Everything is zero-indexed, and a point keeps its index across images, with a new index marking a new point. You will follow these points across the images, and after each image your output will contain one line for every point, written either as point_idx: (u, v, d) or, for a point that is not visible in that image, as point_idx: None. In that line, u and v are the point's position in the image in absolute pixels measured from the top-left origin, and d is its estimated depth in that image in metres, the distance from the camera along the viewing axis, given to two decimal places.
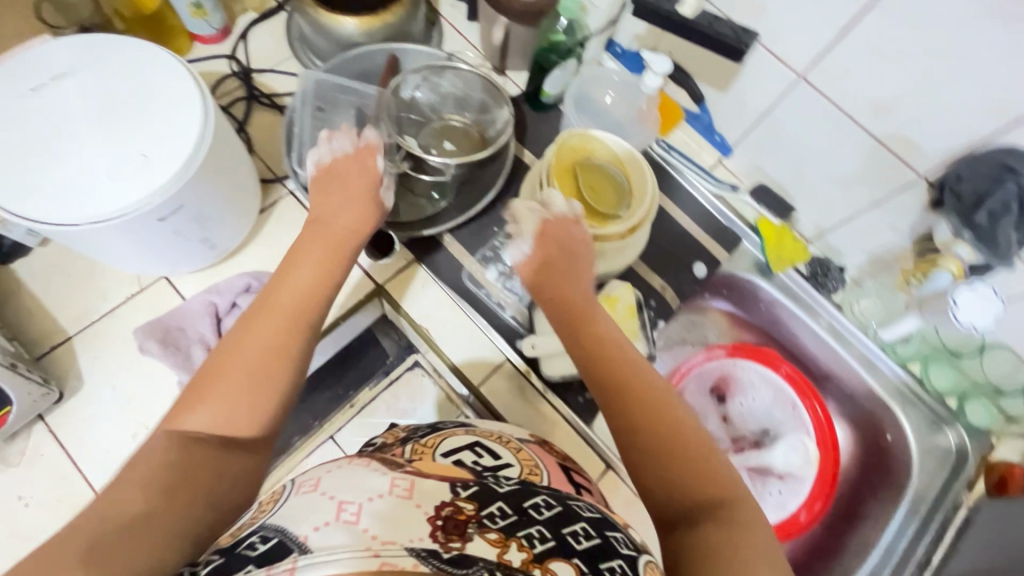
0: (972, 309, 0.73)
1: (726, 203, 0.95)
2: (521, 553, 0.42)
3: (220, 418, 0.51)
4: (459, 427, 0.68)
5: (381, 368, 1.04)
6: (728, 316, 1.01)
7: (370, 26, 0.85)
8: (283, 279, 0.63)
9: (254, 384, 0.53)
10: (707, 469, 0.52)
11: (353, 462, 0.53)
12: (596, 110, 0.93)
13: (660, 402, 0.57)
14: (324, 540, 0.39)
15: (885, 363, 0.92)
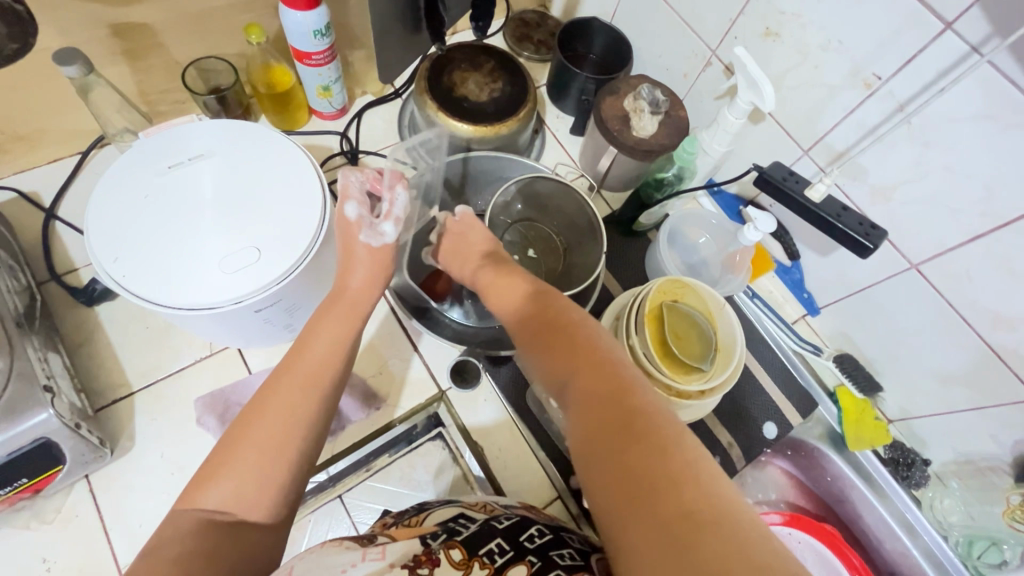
0: None
1: (807, 365, 0.92)
2: (483, 571, 0.50)
3: (233, 493, 0.49)
4: (447, 506, 0.66)
5: (403, 439, 0.81)
6: (788, 476, 0.95)
7: (481, 136, 0.86)
8: (302, 342, 0.58)
9: (264, 450, 0.50)
10: (619, 401, 0.47)
11: (323, 545, 0.54)
12: (687, 247, 0.92)
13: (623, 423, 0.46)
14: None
15: (959, 573, 0.84)
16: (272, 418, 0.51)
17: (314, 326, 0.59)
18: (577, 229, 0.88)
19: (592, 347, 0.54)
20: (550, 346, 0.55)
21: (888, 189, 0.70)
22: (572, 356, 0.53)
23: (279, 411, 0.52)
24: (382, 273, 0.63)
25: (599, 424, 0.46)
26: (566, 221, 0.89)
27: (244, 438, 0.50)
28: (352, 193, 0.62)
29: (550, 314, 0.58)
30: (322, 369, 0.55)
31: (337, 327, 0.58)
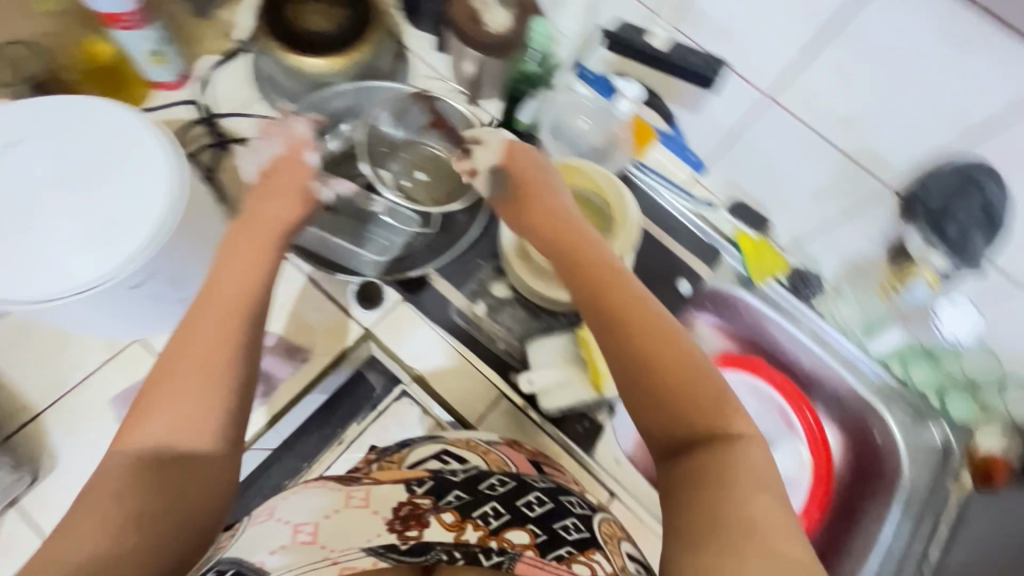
0: (952, 320, 0.79)
1: (705, 219, 0.98)
2: (477, 532, 0.52)
3: (171, 425, 0.51)
4: (429, 438, 0.73)
5: (368, 405, 0.81)
6: (716, 330, 1.01)
7: (334, 63, 0.83)
8: (215, 278, 0.58)
9: (190, 389, 0.52)
10: (709, 386, 0.55)
11: (308, 486, 0.58)
12: (571, 135, 0.92)
13: (683, 373, 0.54)
14: (285, 558, 0.48)
15: (864, 363, 0.96)
16: (193, 361, 0.53)
17: (226, 264, 0.59)
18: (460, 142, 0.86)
19: (683, 351, 0.56)
20: (636, 346, 0.56)
21: (728, 26, 0.73)
22: (659, 357, 0.55)
23: (196, 354, 0.53)
24: (288, 207, 0.64)
25: (670, 383, 0.54)
26: (449, 136, 0.87)
27: (171, 375, 0.53)
28: (307, 143, 0.70)
29: (631, 299, 0.58)
30: (233, 305, 0.56)
31: (245, 264, 0.59)
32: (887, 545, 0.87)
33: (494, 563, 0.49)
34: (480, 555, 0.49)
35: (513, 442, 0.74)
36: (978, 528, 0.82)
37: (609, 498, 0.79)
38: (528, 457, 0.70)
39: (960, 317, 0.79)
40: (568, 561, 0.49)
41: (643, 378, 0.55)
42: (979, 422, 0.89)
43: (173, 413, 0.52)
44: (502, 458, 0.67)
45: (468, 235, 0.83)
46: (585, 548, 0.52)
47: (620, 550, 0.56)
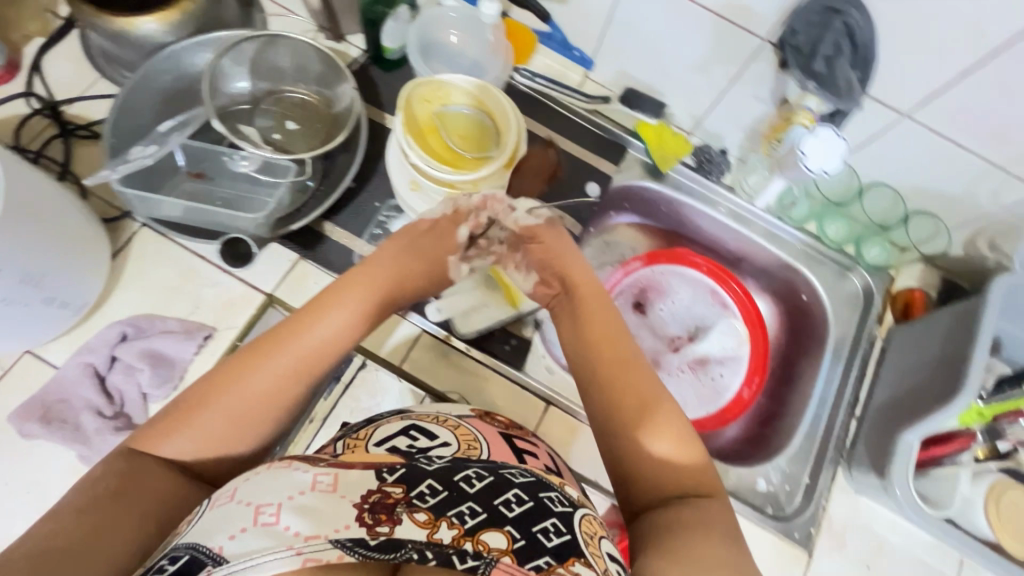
0: (818, 153, 0.71)
1: (603, 116, 0.95)
2: (453, 530, 0.43)
3: (196, 445, 0.50)
4: (396, 414, 0.62)
5: (328, 377, 0.76)
6: (636, 227, 1.01)
7: (170, 20, 0.76)
8: (293, 324, 0.55)
9: (240, 414, 0.51)
10: (691, 478, 0.54)
11: (274, 466, 0.47)
12: (444, 53, 0.89)
13: (658, 412, 0.56)
14: (241, 547, 0.39)
15: (784, 231, 0.93)
16: (249, 400, 0.51)
17: (336, 296, 0.58)
18: (323, 81, 0.82)
19: (673, 414, 0.57)
20: (633, 373, 0.59)
21: None
22: (647, 387, 0.58)
23: (256, 396, 0.51)
24: (392, 268, 0.63)
25: (644, 419, 0.56)
26: (310, 76, 0.82)
27: (212, 402, 0.50)
28: None
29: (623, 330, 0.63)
30: (320, 357, 0.54)
31: (342, 313, 0.57)
32: (822, 396, 0.87)
33: (467, 568, 0.40)
34: (452, 558, 0.40)
35: (486, 414, 0.66)
36: (904, 354, 0.83)
37: (545, 408, 0.80)
38: (499, 430, 0.62)
39: (826, 148, 0.71)
40: (545, 573, 0.40)
41: (621, 398, 0.58)
42: (898, 264, 0.91)
43: (198, 435, 0.50)
44: (473, 435, 0.59)
45: (349, 172, 0.79)
46: (566, 558, 0.41)
47: (599, 547, 0.44)
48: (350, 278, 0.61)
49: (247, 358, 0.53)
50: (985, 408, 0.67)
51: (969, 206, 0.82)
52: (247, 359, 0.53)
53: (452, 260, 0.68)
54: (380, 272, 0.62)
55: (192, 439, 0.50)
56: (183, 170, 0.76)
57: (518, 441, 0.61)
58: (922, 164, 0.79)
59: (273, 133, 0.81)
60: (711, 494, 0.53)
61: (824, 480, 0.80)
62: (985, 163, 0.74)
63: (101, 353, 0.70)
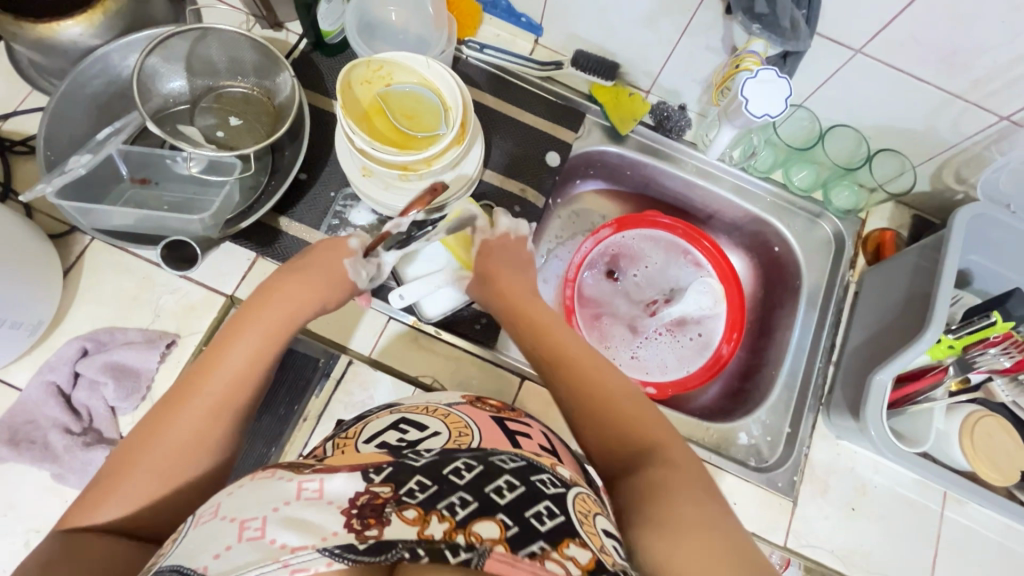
0: (760, 99, 0.70)
1: (557, 83, 0.93)
2: (444, 524, 0.40)
3: (132, 505, 0.47)
4: (385, 409, 0.60)
5: (319, 374, 0.76)
6: (604, 193, 1.00)
7: (96, 23, 0.72)
8: (208, 359, 0.54)
9: (171, 465, 0.48)
10: (651, 435, 0.53)
11: (258, 474, 0.44)
12: (387, 32, 0.86)
13: (604, 390, 0.57)
14: (229, 564, 0.36)
15: (750, 182, 0.91)
16: (170, 448, 0.49)
17: (248, 320, 0.57)
18: (261, 72, 0.79)
19: (615, 389, 0.57)
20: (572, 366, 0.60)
21: None
22: (588, 372, 0.59)
23: (180, 440, 0.49)
24: (306, 291, 0.62)
25: (591, 403, 0.56)
26: (248, 67, 0.79)
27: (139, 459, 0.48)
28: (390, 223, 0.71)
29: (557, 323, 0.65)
30: (240, 386, 0.52)
31: (255, 340, 0.55)
32: (798, 344, 0.86)
33: (460, 562, 0.38)
34: (444, 553, 0.38)
35: (477, 399, 0.63)
36: (874, 296, 0.83)
37: (520, 383, 0.79)
38: (491, 415, 0.59)
39: (768, 93, 0.70)
40: (540, 559, 0.39)
41: (569, 390, 0.58)
42: (867, 205, 0.90)
43: (130, 495, 0.47)
44: (464, 421, 0.56)
45: (296, 164, 0.77)
46: (560, 541, 0.40)
47: (595, 525, 0.44)
48: (259, 304, 0.60)
49: (164, 409, 0.50)
50: (955, 341, 0.67)
51: (931, 139, 0.80)
52: (165, 410, 0.50)
53: (350, 264, 0.68)
54: (291, 291, 0.61)
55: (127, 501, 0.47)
56: (126, 177, 0.75)
57: (511, 424, 0.58)
58: (879, 101, 0.77)
59: (216, 132, 0.79)
60: (671, 445, 0.53)
61: (804, 428, 0.81)
62: (941, 92, 0.72)
63: (63, 371, 0.69)
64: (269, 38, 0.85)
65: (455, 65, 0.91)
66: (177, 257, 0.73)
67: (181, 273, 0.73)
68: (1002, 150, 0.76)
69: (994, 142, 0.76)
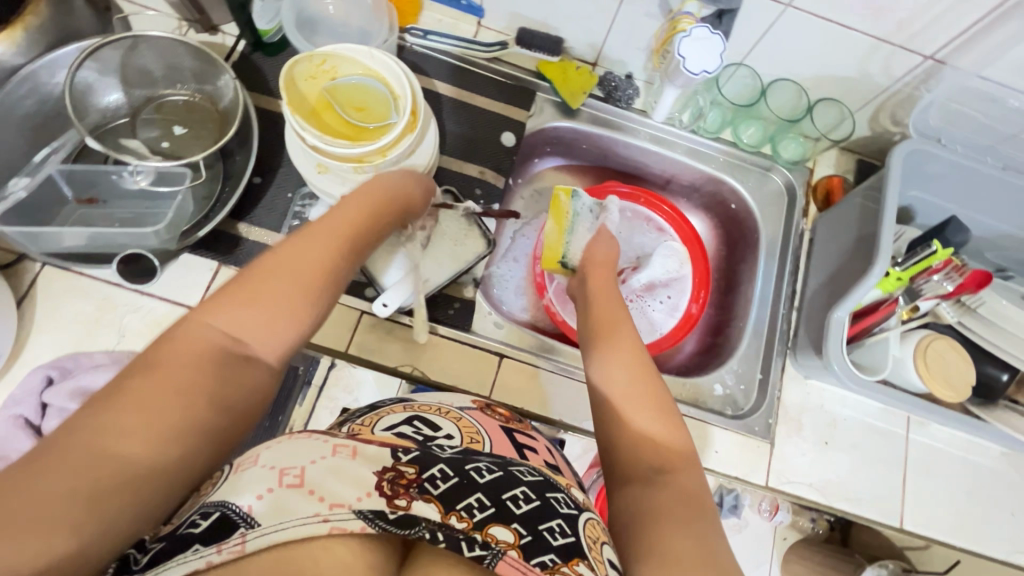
0: (696, 56, 0.73)
1: (504, 63, 0.93)
2: (461, 523, 0.41)
3: (252, 331, 0.45)
4: (398, 403, 0.61)
5: (300, 382, 0.76)
6: (564, 168, 1.01)
7: (18, 41, 0.68)
8: (316, 232, 0.55)
9: (289, 302, 0.48)
10: (673, 451, 0.54)
11: (292, 436, 0.46)
12: (327, 27, 0.85)
13: (650, 385, 0.59)
14: (273, 509, 0.38)
15: (701, 143, 0.94)
16: (262, 304, 0.46)
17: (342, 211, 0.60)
18: (202, 77, 0.77)
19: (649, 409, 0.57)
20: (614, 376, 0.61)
21: None
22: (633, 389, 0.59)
23: (293, 285, 0.48)
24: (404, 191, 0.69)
25: (634, 390, 0.59)
26: (187, 73, 0.78)
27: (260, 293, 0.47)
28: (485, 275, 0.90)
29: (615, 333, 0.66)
30: (334, 270, 0.52)
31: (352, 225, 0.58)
32: (762, 293, 0.90)
33: (474, 557, 0.39)
34: (462, 544, 0.40)
35: (488, 406, 0.65)
36: (828, 240, 0.86)
37: (500, 361, 0.80)
38: (500, 424, 0.61)
39: (705, 49, 0.73)
40: (550, 571, 0.40)
41: (618, 367, 0.61)
42: (813, 155, 0.93)
43: (249, 320, 0.45)
44: (476, 427, 0.57)
45: (248, 168, 0.76)
46: (571, 557, 0.41)
47: (602, 552, 0.44)
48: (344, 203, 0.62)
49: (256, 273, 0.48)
50: (902, 273, 0.70)
51: (864, 85, 0.84)
52: (263, 270, 0.48)
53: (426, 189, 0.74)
54: (374, 199, 0.63)
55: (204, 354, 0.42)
56: (71, 199, 0.73)
57: (519, 436, 0.60)
58: (813, 52, 0.80)
59: (161, 142, 0.77)
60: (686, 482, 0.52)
61: (774, 372, 0.84)
62: (869, 38, 0.76)
63: (30, 403, 0.67)
64: (206, 42, 0.83)
65: (401, 54, 0.91)
66: (137, 273, 0.72)
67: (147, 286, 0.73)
68: (929, 88, 0.80)
69: (921, 81, 0.80)
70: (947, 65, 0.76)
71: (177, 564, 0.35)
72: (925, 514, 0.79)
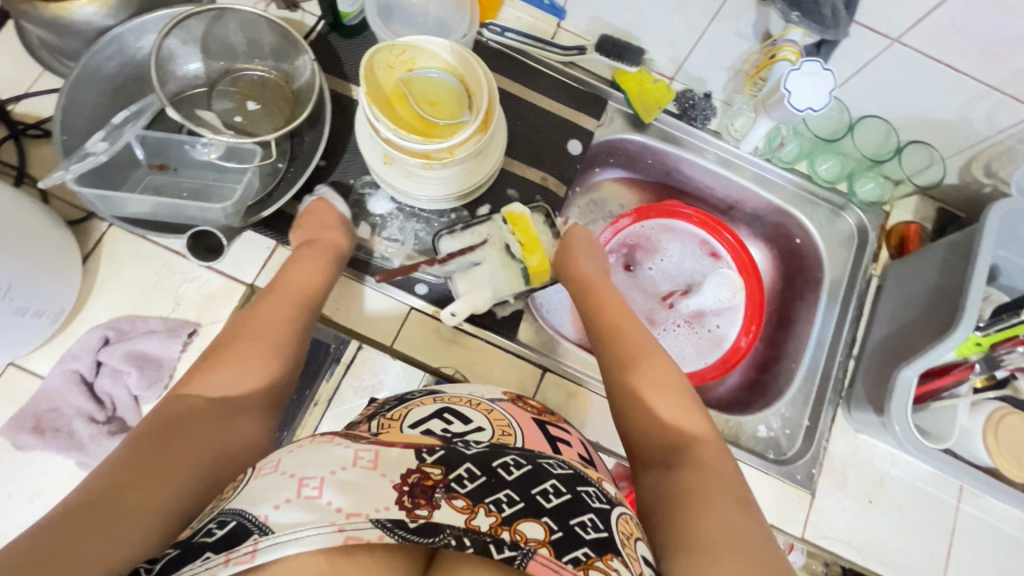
0: (803, 91, 0.69)
1: (579, 69, 0.90)
2: (490, 518, 0.41)
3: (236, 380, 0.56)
4: (426, 394, 0.60)
5: (329, 360, 0.75)
6: (624, 181, 0.98)
7: (110, 3, 0.70)
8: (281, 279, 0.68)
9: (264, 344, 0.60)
10: (705, 455, 0.56)
11: (315, 439, 0.46)
12: (407, 14, 0.84)
13: (659, 385, 0.62)
14: (288, 517, 0.38)
15: (773, 172, 0.90)
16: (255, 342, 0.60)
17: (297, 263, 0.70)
18: (280, 54, 0.77)
19: (685, 404, 0.61)
20: (670, 425, 0.59)
21: None
22: (679, 407, 0.61)
23: (266, 325, 0.62)
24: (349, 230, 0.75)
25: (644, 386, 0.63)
26: (267, 50, 0.77)
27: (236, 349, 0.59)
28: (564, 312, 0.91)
29: (649, 359, 0.65)
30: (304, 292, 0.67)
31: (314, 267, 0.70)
32: (820, 337, 0.86)
33: (504, 559, 0.39)
34: (490, 547, 0.39)
35: (518, 398, 0.63)
36: (898, 292, 0.82)
37: (541, 375, 0.79)
38: (532, 416, 0.59)
39: (810, 84, 0.69)
40: (584, 567, 0.40)
41: (635, 370, 0.64)
42: (891, 198, 0.89)
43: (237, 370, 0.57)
44: (507, 419, 0.56)
45: (315, 154, 0.76)
46: (604, 552, 0.41)
47: (635, 549, 0.44)
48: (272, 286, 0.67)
49: (228, 337, 0.60)
50: (983, 338, 0.66)
51: (962, 133, 0.79)
52: (241, 334, 0.60)
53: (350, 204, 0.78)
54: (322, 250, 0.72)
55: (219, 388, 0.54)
56: (143, 163, 0.74)
57: (552, 428, 0.58)
58: (912, 90, 0.76)
59: (233, 116, 0.77)
60: (720, 459, 0.56)
61: (824, 421, 0.81)
62: (978, 84, 0.71)
63: (86, 359, 0.69)
64: (286, 19, 0.83)
65: (476, 49, 0.89)
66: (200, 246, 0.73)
67: (205, 262, 0.73)
68: None
69: None
70: None
71: (192, 571, 0.35)
72: None
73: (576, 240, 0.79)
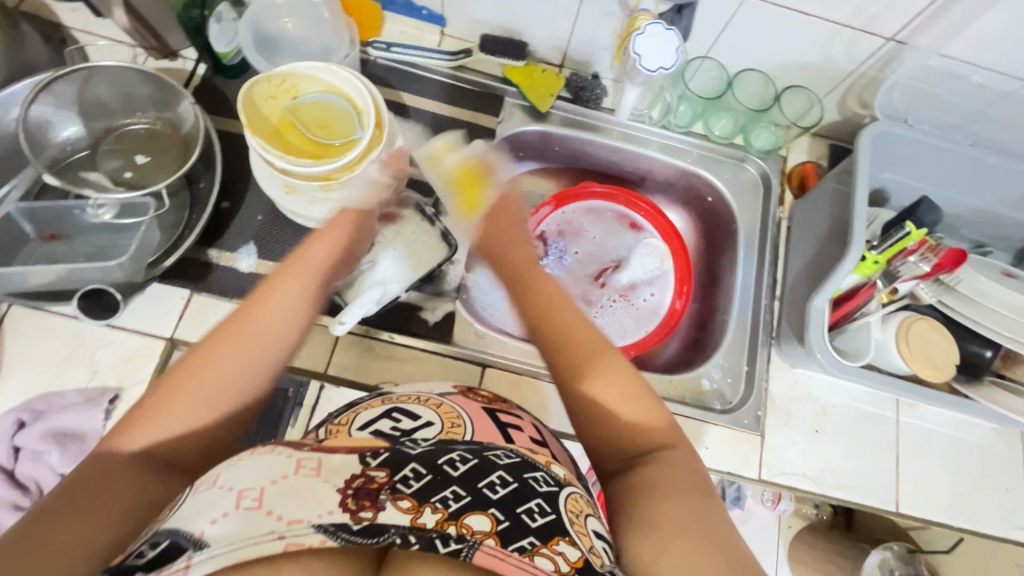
0: (653, 56, 0.73)
1: (469, 71, 0.92)
2: (437, 515, 0.41)
3: (208, 391, 0.49)
4: (376, 396, 0.60)
5: (290, 405, 0.75)
6: (539, 173, 1.00)
7: None
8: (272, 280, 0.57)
9: (243, 349, 0.51)
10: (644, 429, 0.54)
11: (256, 449, 0.45)
12: (288, 45, 0.84)
13: (590, 357, 0.58)
14: (227, 532, 0.37)
15: (674, 138, 0.93)
16: (222, 367, 0.50)
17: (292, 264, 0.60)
18: (160, 103, 0.76)
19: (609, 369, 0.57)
20: (604, 399, 0.56)
21: None
22: (595, 349, 0.58)
23: (254, 326, 0.53)
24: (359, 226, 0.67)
25: (576, 360, 0.58)
26: (145, 101, 0.76)
27: (214, 348, 0.51)
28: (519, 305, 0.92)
29: (576, 329, 0.60)
30: (304, 296, 0.58)
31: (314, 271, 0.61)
32: (744, 285, 0.89)
33: (450, 552, 0.39)
34: (435, 541, 0.39)
35: (468, 389, 0.63)
36: (807, 227, 0.85)
37: (482, 371, 0.79)
38: (483, 405, 0.59)
39: (659, 49, 0.73)
40: (530, 554, 0.40)
41: (564, 346, 0.59)
42: (786, 142, 0.93)
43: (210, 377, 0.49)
44: (456, 411, 0.56)
45: (210, 197, 0.75)
46: (550, 537, 0.41)
47: (585, 525, 0.45)
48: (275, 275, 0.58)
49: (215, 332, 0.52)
50: (879, 256, 0.70)
51: (830, 70, 0.83)
52: (227, 325, 0.53)
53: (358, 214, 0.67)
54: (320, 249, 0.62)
55: (189, 383, 0.48)
56: (33, 235, 0.71)
57: (502, 414, 0.59)
58: (776, 39, 0.80)
59: (122, 172, 0.76)
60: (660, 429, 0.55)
61: (760, 363, 0.84)
62: (830, 23, 0.75)
63: (2, 447, 0.66)
64: (166, 68, 0.83)
65: (365, 67, 0.90)
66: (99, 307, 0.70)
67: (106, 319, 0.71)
68: (894, 70, 0.80)
69: (885, 64, 0.80)
70: (909, 45, 0.76)
71: None
72: (920, 498, 0.79)
73: (507, 213, 0.72)
